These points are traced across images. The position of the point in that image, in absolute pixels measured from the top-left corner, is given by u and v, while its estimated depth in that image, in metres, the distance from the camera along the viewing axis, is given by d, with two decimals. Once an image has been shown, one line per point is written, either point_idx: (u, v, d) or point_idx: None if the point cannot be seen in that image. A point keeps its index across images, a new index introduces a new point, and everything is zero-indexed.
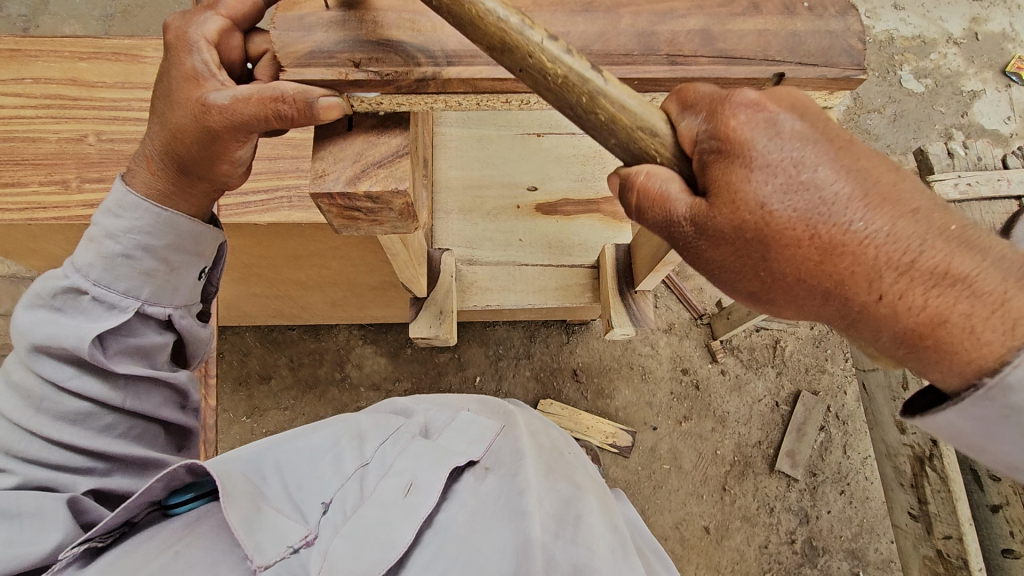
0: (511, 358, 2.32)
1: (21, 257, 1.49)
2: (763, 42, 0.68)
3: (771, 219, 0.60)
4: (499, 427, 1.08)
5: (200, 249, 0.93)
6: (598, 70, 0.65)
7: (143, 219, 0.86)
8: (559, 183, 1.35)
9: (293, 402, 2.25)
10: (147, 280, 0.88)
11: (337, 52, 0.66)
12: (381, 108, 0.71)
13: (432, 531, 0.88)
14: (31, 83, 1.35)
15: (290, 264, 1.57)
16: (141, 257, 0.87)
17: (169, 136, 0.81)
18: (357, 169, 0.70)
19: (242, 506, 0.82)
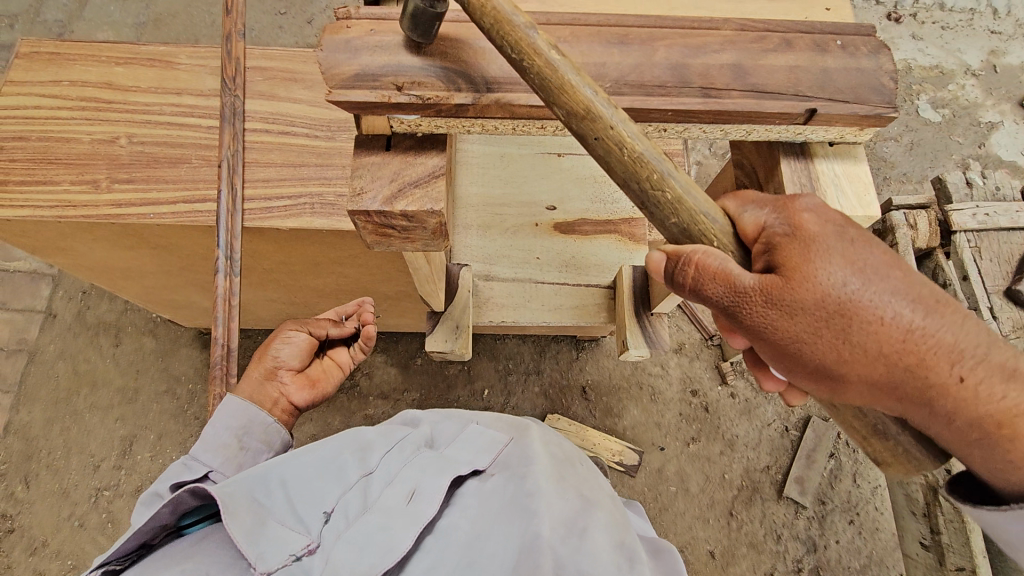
0: (520, 373, 2.32)
1: (47, 254, 1.52)
2: (793, 79, 0.70)
3: (849, 301, 0.70)
4: (508, 437, 1.09)
5: (266, 437, 1.20)
6: (633, 100, 0.68)
7: (230, 407, 1.17)
8: (577, 204, 1.37)
9: (301, 408, 2.26)
10: (222, 451, 1.15)
11: (382, 75, 0.68)
12: (419, 130, 0.73)
13: (433, 536, 0.90)
14: (67, 85, 1.39)
15: (309, 271, 1.59)
16: (223, 435, 1.15)
17: (261, 370, 1.32)
18: (394, 188, 0.72)
19: (244, 520, 0.85)
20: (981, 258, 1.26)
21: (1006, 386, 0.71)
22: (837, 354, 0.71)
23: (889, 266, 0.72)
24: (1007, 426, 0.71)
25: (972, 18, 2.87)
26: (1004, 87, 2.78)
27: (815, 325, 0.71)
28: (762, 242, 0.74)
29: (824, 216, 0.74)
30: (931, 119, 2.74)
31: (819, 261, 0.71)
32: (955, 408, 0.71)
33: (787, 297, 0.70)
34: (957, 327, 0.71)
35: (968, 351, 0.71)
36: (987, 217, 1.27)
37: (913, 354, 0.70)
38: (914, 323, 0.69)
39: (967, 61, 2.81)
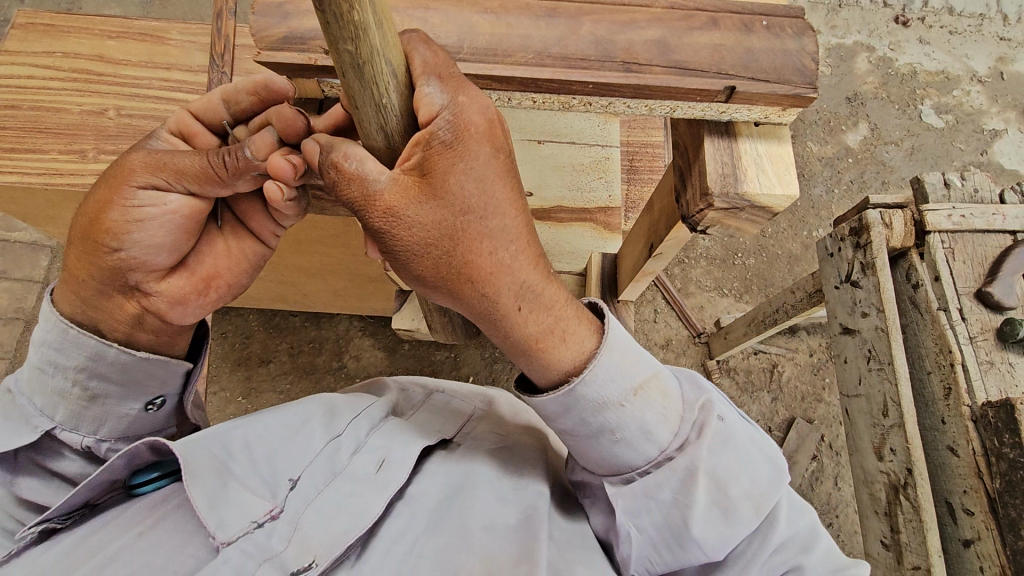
0: (506, 362, 2.34)
1: (38, 222, 1.56)
2: (717, 57, 0.71)
3: (465, 223, 0.70)
4: (471, 412, 1.10)
5: (127, 380, 0.90)
6: (555, 72, 0.70)
7: (53, 334, 0.86)
8: (553, 190, 1.36)
9: (288, 387, 2.29)
10: (61, 401, 0.88)
11: (308, 39, 0.79)
12: (348, 94, 0.87)
13: (403, 505, 0.89)
14: (60, 57, 1.43)
15: (292, 249, 1.62)
16: (56, 379, 0.87)
17: (97, 247, 0.84)
18: (314, 147, 0.87)
19: (207, 484, 0.83)
20: (954, 259, 1.24)
21: (550, 320, 0.80)
22: (473, 269, 0.73)
23: (491, 202, 0.72)
24: (544, 341, 0.80)
25: (982, 23, 2.82)
26: (1010, 94, 2.75)
27: (418, 241, 0.70)
28: (425, 143, 0.67)
29: (452, 129, 0.67)
30: (933, 124, 2.71)
31: (454, 171, 0.68)
32: (498, 322, 0.79)
33: (380, 203, 0.68)
34: (528, 258, 0.77)
35: (528, 293, 0.78)
36: (962, 218, 1.26)
37: (454, 273, 0.73)
38: (506, 255, 0.74)
39: (973, 67, 2.78)
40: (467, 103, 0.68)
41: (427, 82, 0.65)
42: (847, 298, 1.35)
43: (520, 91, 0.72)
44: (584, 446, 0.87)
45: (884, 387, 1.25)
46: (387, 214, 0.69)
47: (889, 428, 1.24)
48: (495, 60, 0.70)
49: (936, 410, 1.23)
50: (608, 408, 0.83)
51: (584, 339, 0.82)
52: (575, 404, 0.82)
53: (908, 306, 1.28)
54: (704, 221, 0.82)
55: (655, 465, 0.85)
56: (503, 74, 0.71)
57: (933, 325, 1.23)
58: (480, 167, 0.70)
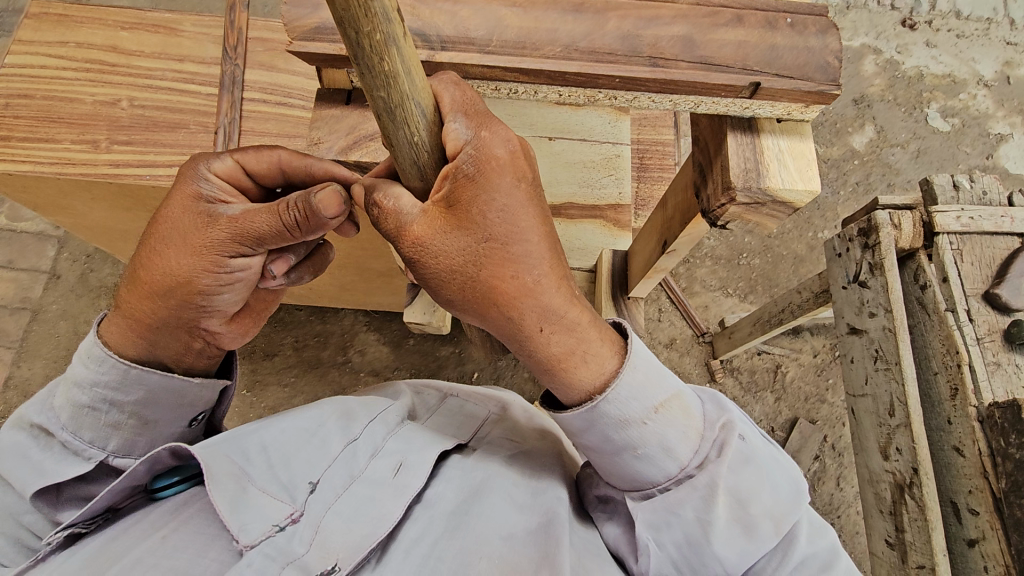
0: (511, 359, 2.35)
1: (48, 212, 1.57)
2: (742, 54, 0.72)
3: (487, 251, 0.74)
4: (486, 416, 1.12)
5: (180, 405, 0.94)
6: (582, 65, 0.70)
7: (110, 375, 0.88)
8: (564, 187, 1.37)
9: (293, 380, 2.30)
10: (113, 434, 0.90)
11: (341, 30, 0.72)
12: None
13: (421, 507, 0.91)
14: (74, 47, 1.43)
15: None
16: (107, 412, 0.89)
17: (179, 305, 0.88)
18: (350, 140, 0.90)
19: (228, 488, 0.83)
20: (962, 260, 1.25)
21: (573, 342, 0.81)
22: (497, 293, 0.77)
23: (517, 227, 0.75)
24: (567, 363, 0.82)
25: (990, 26, 2.82)
26: (1017, 98, 2.75)
27: (446, 267, 0.75)
28: (451, 175, 0.71)
29: (477, 160, 0.70)
30: (939, 127, 2.72)
31: (479, 200, 0.72)
32: (524, 345, 0.82)
33: (413, 232, 0.73)
34: (554, 282, 0.79)
35: (554, 316, 0.80)
36: (971, 220, 1.27)
37: (479, 298, 0.77)
38: (529, 281, 0.77)
39: (981, 70, 2.78)
40: (489, 139, 0.72)
41: (454, 119, 0.69)
42: (855, 298, 1.34)
43: (547, 84, 0.73)
44: (602, 459, 0.88)
45: (891, 387, 1.26)
46: (416, 245, 0.74)
47: (895, 428, 1.25)
48: (523, 53, 0.71)
49: (943, 411, 1.23)
50: (631, 426, 0.83)
51: (608, 362, 0.83)
52: (598, 418, 0.83)
53: (916, 307, 1.29)
54: (724, 217, 0.83)
55: (676, 482, 0.86)
56: (530, 67, 0.71)
57: (940, 326, 1.24)
58: (505, 195, 0.73)
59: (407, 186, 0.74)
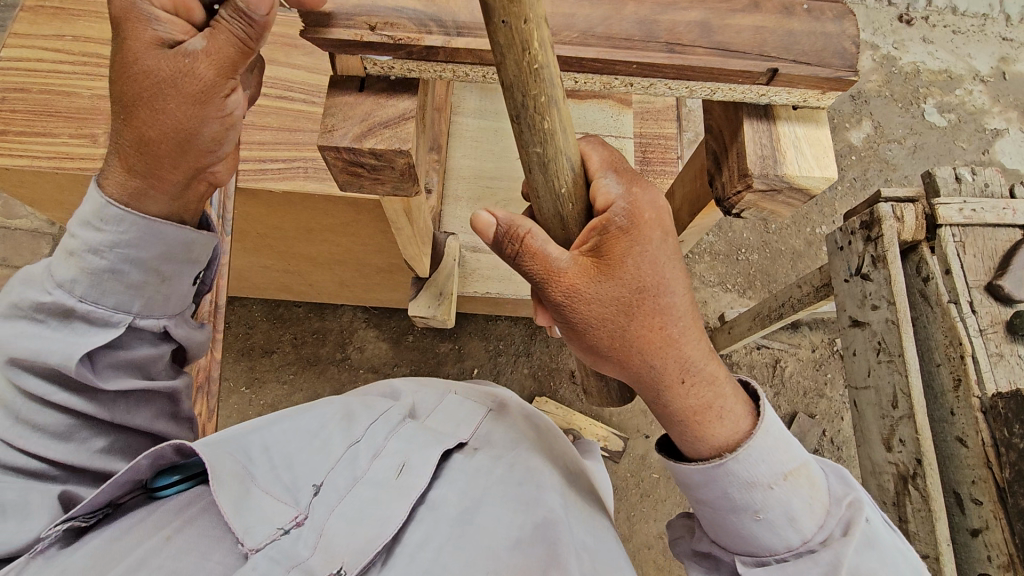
0: (510, 355, 2.35)
1: (45, 207, 1.55)
2: (759, 40, 0.72)
3: (639, 297, 0.79)
4: (485, 410, 1.09)
5: (195, 257, 0.88)
6: (600, 51, 0.70)
7: (126, 232, 0.81)
8: None
9: (292, 377, 2.29)
10: (138, 293, 0.84)
11: (354, 16, 0.70)
12: (393, 73, 0.76)
13: (425, 508, 0.90)
14: (71, 41, 1.41)
15: (302, 237, 1.61)
16: (129, 272, 0.83)
17: (198, 152, 0.82)
18: (364, 127, 0.75)
19: (232, 489, 0.83)
20: (965, 252, 1.26)
21: (706, 397, 0.81)
22: (642, 337, 0.80)
23: (669, 281, 0.81)
24: (700, 415, 0.80)
25: (985, 23, 2.84)
26: (1012, 94, 2.77)
27: (595, 311, 0.80)
28: (604, 225, 0.80)
29: (636, 217, 0.80)
30: (936, 123, 2.73)
31: (633, 247, 0.79)
32: (665, 398, 0.82)
33: (561, 272, 0.79)
34: (692, 338, 0.82)
35: (699, 369, 0.82)
36: (973, 212, 1.28)
37: (631, 348, 0.80)
38: (676, 331, 0.81)
39: (977, 66, 2.79)
40: (640, 199, 0.81)
41: (607, 180, 0.81)
42: (857, 291, 1.35)
43: (563, 71, 0.72)
44: (721, 521, 0.84)
45: (894, 378, 1.26)
46: (566, 288, 0.79)
47: (898, 419, 1.25)
48: None
49: (945, 402, 1.24)
50: (756, 489, 0.79)
51: (741, 415, 0.82)
52: (721, 475, 0.80)
53: (918, 299, 1.30)
54: (739, 205, 0.84)
55: (795, 554, 0.80)
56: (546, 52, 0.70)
57: (944, 317, 1.25)
58: (650, 246, 0.81)
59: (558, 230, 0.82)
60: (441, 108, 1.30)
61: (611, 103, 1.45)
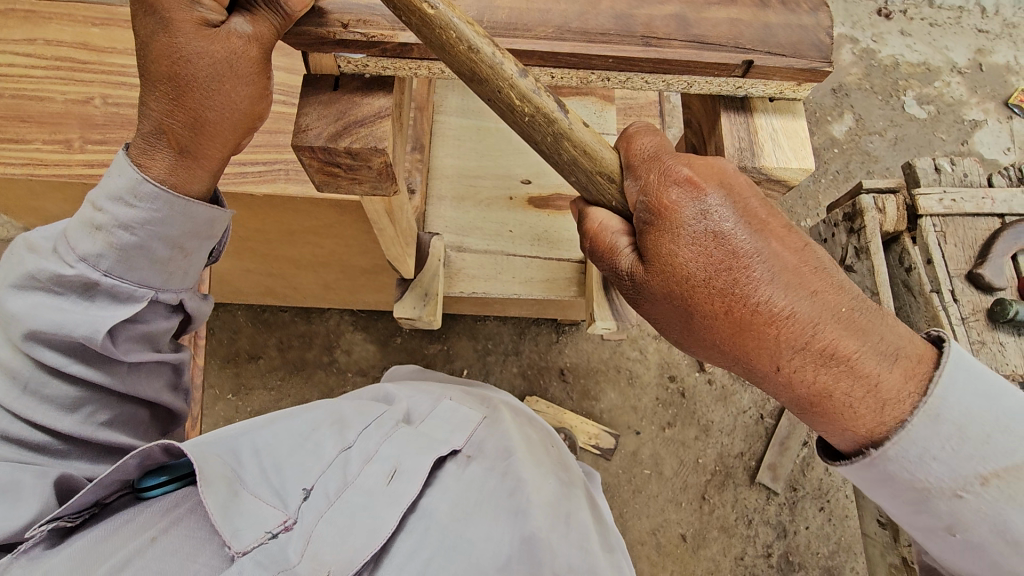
0: (499, 354, 2.34)
1: (19, 215, 1.51)
2: (734, 32, 0.71)
3: (691, 283, 0.73)
4: (480, 419, 1.09)
5: (214, 232, 0.87)
6: (574, 45, 0.69)
7: (156, 208, 0.79)
8: (551, 178, 1.37)
9: (279, 383, 2.26)
10: (161, 269, 0.84)
11: (327, 13, 0.69)
12: (368, 70, 0.75)
13: (415, 517, 0.89)
14: (41, 44, 1.38)
15: (284, 240, 1.59)
16: (157, 247, 0.82)
17: (244, 130, 0.81)
18: (339, 126, 0.74)
19: (220, 492, 0.81)
20: (946, 241, 1.28)
21: (850, 383, 0.69)
22: (731, 328, 0.72)
23: (737, 255, 0.72)
24: (819, 405, 0.71)
25: (962, 15, 2.88)
26: (990, 85, 2.81)
27: (668, 311, 0.76)
28: (636, 215, 0.75)
29: (692, 190, 0.73)
30: (916, 115, 2.76)
31: (676, 222, 0.73)
32: (778, 392, 0.74)
33: (638, 277, 0.76)
34: (793, 300, 0.71)
35: (806, 333, 0.70)
36: (952, 202, 1.30)
37: (739, 346, 0.73)
38: (760, 305, 0.71)
39: (955, 58, 2.83)
40: (674, 175, 0.73)
41: (628, 174, 0.76)
42: None
43: (538, 66, 0.71)
44: (912, 531, 0.76)
45: None
46: (631, 291, 0.78)
47: None
48: (515, 34, 0.69)
49: None
50: (937, 499, 0.70)
51: (891, 381, 0.69)
52: (884, 480, 0.71)
53: (902, 290, 1.29)
54: None
55: None
56: (520, 48, 0.69)
57: (926, 306, 1.25)
58: (703, 214, 0.72)
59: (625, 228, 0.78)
60: (423, 107, 1.29)
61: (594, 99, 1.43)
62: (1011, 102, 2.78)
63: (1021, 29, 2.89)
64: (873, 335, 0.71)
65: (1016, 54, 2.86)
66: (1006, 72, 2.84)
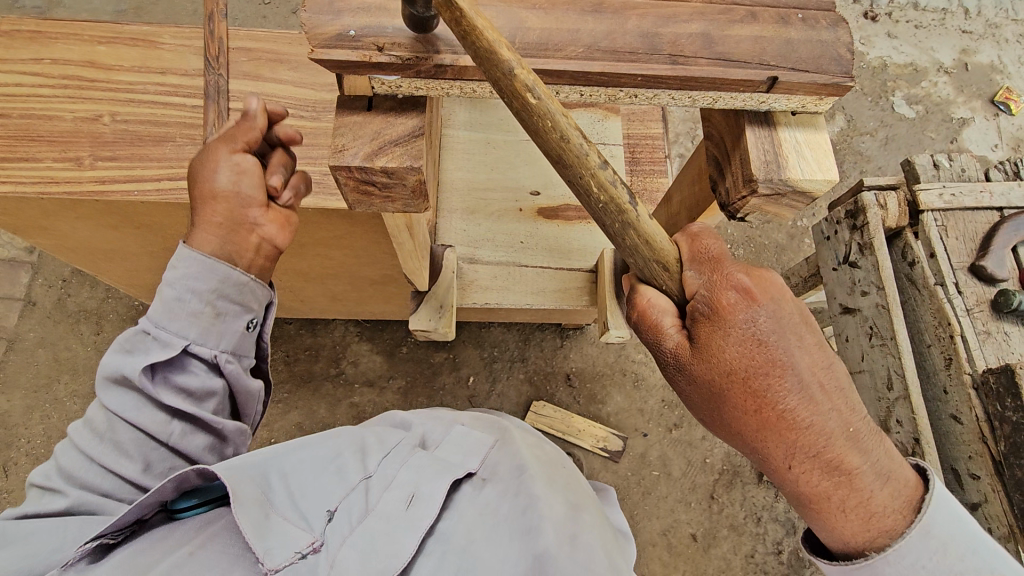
0: (506, 361, 2.36)
1: (28, 235, 1.52)
2: (759, 49, 0.74)
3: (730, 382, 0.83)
4: (493, 440, 1.10)
5: (242, 298, 1.00)
6: (604, 65, 0.71)
7: (192, 267, 0.96)
8: (561, 189, 1.40)
9: (286, 395, 2.26)
10: (194, 323, 0.95)
11: (362, 37, 0.71)
12: (400, 91, 0.77)
13: (434, 540, 0.91)
14: (49, 63, 1.39)
15: (294, 252, 1.61)
16: (190, 301, 0.95)
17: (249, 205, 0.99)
18: (374, 145, 0.75)
19: (253, 513, 0.83)
20: (947, 235, 1.31)
21: (858, 493, 0.81)
22: (758, 424, 0.83)
23: (776, 366, 0.82)
24: (820, 504, 0.84)
25: (945, 17, 2.95)
26: (977, 85, 2.88)
27: (706, 391, 0.85)
28: (693, 312, 0.86)
29: (750, 313, 0.83)
30: (905, 114, 2.82)
31: (761, 373, 0.82)
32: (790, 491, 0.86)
33: (684, 360, 0.86)
34: (817, 413, 0.82)
35: (822, 444, 0.82)
36: (952, 197, 1.33)
37: (773, 442, 0.83)
38: (809, 419, 0.82)
39: (940, 59, 2.90)
40: (727, 286, 0.84)
41: (694, 275, 0.87)
42: (846, 279, 1.43)
43: (568, 84, 0.74)
44: None
45: (887, 362, 1.30)
46: (676, 372, 0.88)
47: (894, 401, 1.29)
48: (544, 54, 0.72)
49: (938, 381, 1.27)
50: None
51: (878, 493, 0.82)
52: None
53: (906, 283, 1.35)
54: (743, 209, 0.87)
55: None
56: (553, 68, 0.71)
57: (931, 300, 1.29)
58: (753, 321, 0.83)
59: (667, 310, 0.89)
60: None
61: (599, 111, 1.48)
62: (998, 101, 2.84)
63: (1003, 30, 2.97)
64: (875, 454, 0.83)
65: (999, 55, 2.94)
66: (991, 71, 2.91)
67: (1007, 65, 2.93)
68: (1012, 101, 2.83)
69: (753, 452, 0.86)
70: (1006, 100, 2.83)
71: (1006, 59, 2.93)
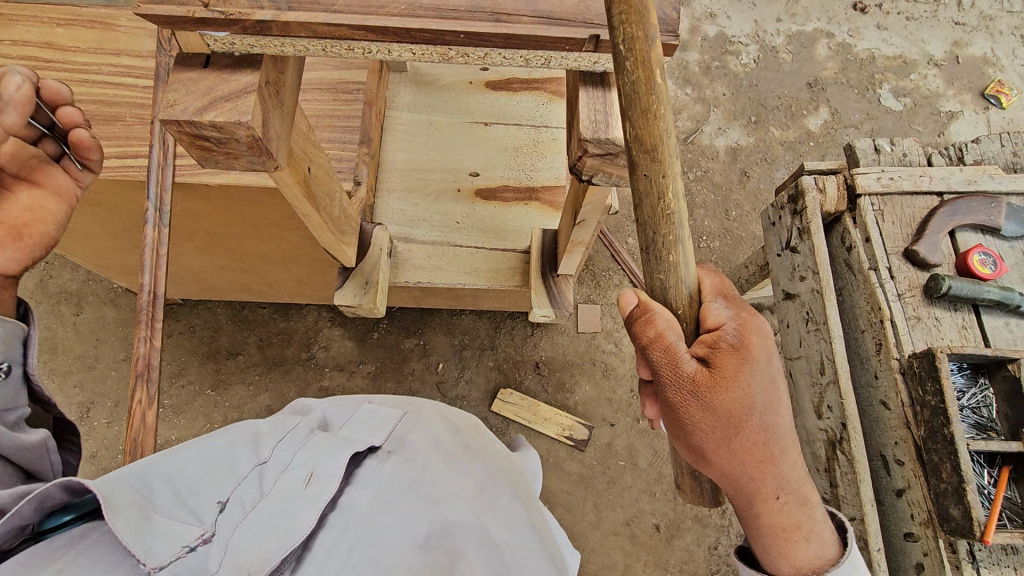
0: (475, 348, 2.37)
1: None
2: (582, 8, 0.81)
3: (747, 414, 0.91)
4: (400, 415, 1.15)
5: None
6: (424, 22, 0.77)
7: None
8: (500, 171, 1.42)
9: (257, 378, 2.30)
10: None
11: None
12: (236, 48, 0.80)
13: (335, 515, 0.89)
14: (9, 44, 1.44)
15: (250, 234, 1.64)
16: None
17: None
18: (205, 101, 0.78)
19: (129, 514, 0.75)
20: (884, 220, 1.30)
21: (806, 518, 0.97)
22: (756, 456, 0.93)
23: (778, 408, 0.94)
24: (790, 534, 0.96)
25: (936, 9, 2.90)
26: (967, 78, 2.82)
27: (719, 422, 0.91)
28: (712, 341, 0.92)
29: (767, 350, 0.94)
30: (892, 107, 2.78)
31: (771, 409, 0.92)
32: (762, 515, 0.96)
33: (701, 387, 0.90)
34: (795, 450, 0.96)
35: (797, 484, 0.96)
36: (891, 181, 1.32)
37: (756, 472, 0.93)
38: (788, 454, 0.95)
39: (931, 51, 2.85)
40: (727, 316, 0.94)
41: (716, 306, 0.95)
42: (788, 264, 1.42)
43: (396, 41, 0.80)
44: None
45: (821, 346, 1.29)
46: (680, 392, 0.91)
47: (826, 385, 1.28)
48: (369, 11, 0.78)
49: (870, 366, 1.26)
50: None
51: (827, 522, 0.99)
52: None
53: (843, 267, 1.34)
54: (586, 167, 0.94)
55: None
56: (374, 24, 0.77)
57: (864, 284, 1.28)
58: (768, 362, 0.93)
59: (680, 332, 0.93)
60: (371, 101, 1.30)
61: (544, 93, 1.49)
62: (989, 94, 2.78)
63: (996, 23, 2.90)
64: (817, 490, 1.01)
65: (992, 47, 2.87)
66: (983, 64, 2.85)
67: (1001, 58, 2.86)
68: (1003, 95, 2.77)
69: (727, 478, 0.95)
70: (997, 93, 2.77)
71: (999, 51, 2.86)
